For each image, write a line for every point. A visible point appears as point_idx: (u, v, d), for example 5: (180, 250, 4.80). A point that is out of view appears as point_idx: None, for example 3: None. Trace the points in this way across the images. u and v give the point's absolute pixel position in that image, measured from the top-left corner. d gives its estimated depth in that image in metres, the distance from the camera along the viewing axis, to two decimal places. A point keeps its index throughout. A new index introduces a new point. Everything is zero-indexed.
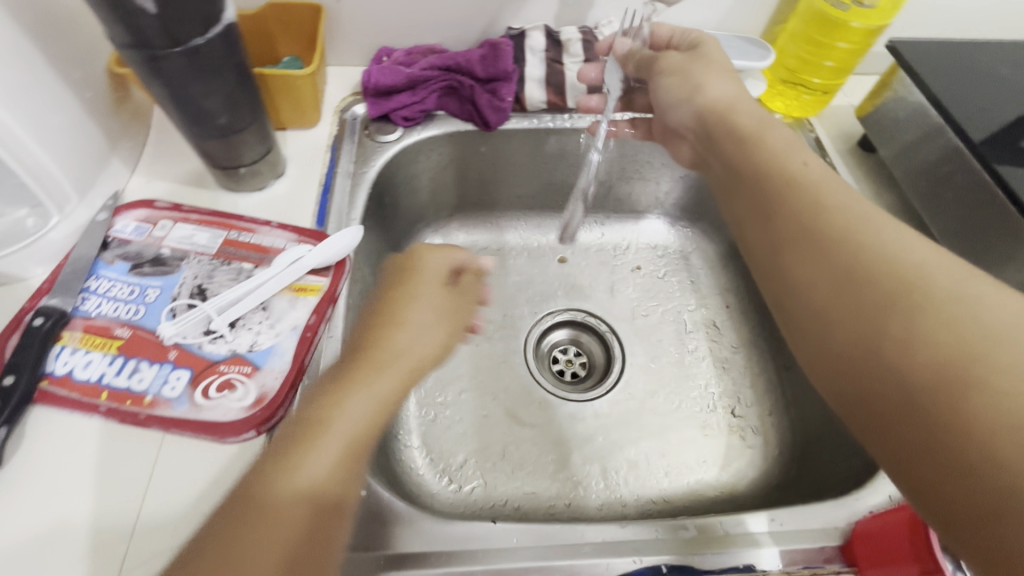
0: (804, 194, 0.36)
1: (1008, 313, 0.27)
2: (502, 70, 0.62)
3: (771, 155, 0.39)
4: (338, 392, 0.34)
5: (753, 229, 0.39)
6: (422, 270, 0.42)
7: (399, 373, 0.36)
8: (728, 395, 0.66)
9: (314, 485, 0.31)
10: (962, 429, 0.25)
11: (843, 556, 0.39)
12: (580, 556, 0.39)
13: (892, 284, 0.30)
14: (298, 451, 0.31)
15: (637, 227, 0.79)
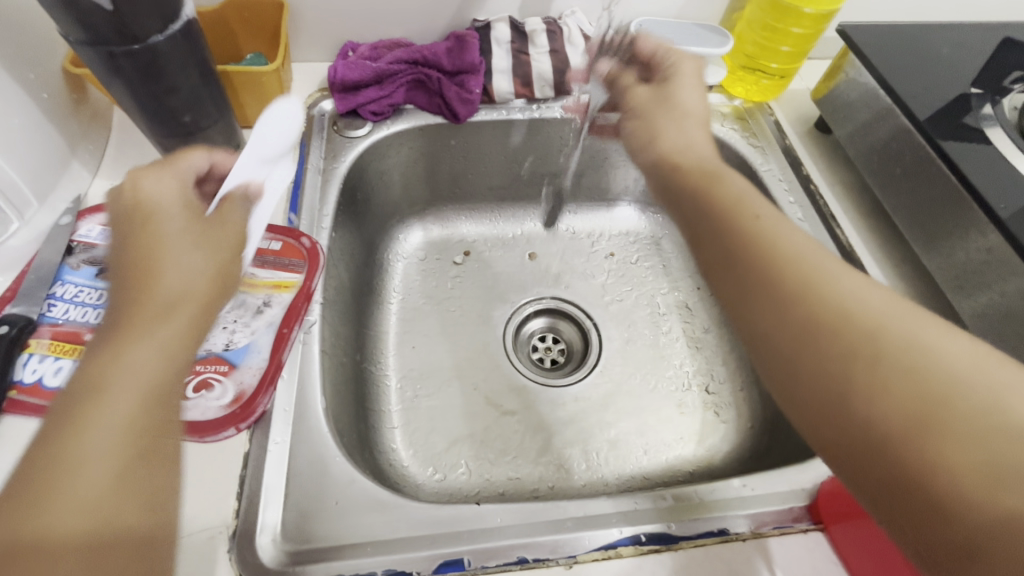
0: (766, 243, 0.34)
1: (959, 364, 0.28)
2: (470, 62, 0.62)
3: (726, 202, 0.37)
4: (94, 393, 0.28)
5: (711, 273, 0.37)
6: (156, 203, 0.36)
7: (160, 358, 0.30)
8: (700, 373, 0.68)
9: (103, 477, 0.26)
10: (935, 479, 0.26)
11: (811, 516, 0.41)
12: (562, 531, 0.40)
13: (855, 332, 0.30)
14: (32, 483, 0.25)
15: (609, 215, 0.81)
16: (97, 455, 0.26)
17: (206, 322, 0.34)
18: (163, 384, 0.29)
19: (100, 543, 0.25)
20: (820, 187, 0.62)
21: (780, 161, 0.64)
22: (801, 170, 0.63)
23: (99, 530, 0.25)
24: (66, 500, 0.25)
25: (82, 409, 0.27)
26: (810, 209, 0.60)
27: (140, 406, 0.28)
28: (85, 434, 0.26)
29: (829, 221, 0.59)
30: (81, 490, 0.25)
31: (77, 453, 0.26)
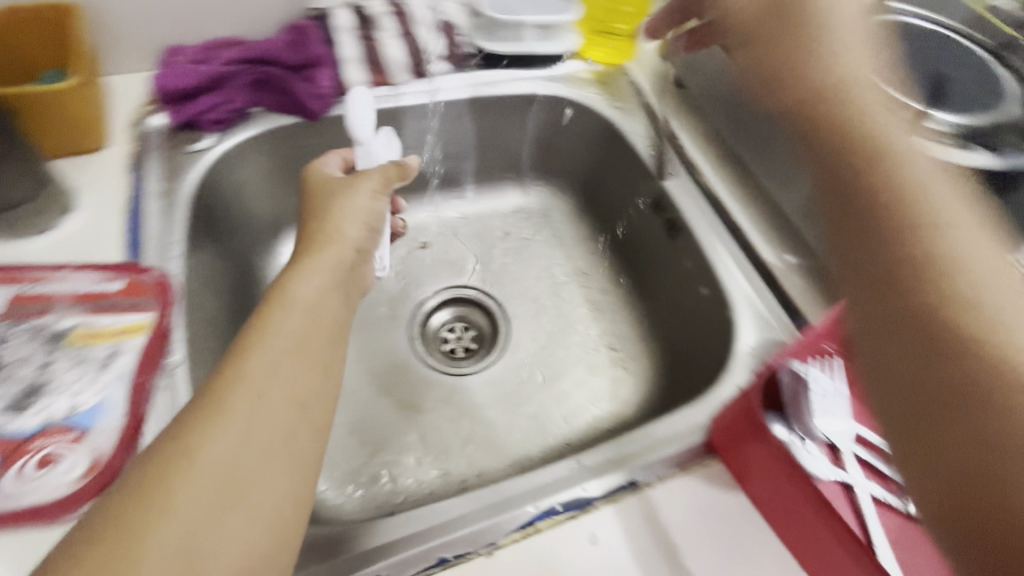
0: (913, 193, 0.30)
1: None
2: (314, 54, 0.58)
3: (853, 127, 0.33)
4: (249, 348, 0.36)
5: (836, 227, 0.32)
6: (336, 239, 0.45)
7: (304, 318, 0.39)
8: (606, 333, 0.71)
9: (201, 508, 0.30)
10: (999, 490, 0.24)
11: (709, 448, 0.44)
12: (478, 522, 0.39)
13: (960, 312, 0.27)
14: (204, 416, 0.32)
15: (497, 194, 0.79)
16: (264, 390, 0.34)
17: (331, 377, 0.38)
18: (302, 337, 0.38)
19: (264, 458, 0.32)
20: (682, 138, 0.65)
21: (640, 120, 0.67)
22: (660, 124, 0.66)
23: (266, 447, 0.33)
24: (227, 433, 0.32)
25: (186, 439, 0.31)
26: (676, 160, 0.64)
27: (288, 354, 0.36)
28: (251, 376, 0.34)
29: (692, 168, 0.63)
30: (250, 412, 0.33)
31: (229, 396, 0.33)
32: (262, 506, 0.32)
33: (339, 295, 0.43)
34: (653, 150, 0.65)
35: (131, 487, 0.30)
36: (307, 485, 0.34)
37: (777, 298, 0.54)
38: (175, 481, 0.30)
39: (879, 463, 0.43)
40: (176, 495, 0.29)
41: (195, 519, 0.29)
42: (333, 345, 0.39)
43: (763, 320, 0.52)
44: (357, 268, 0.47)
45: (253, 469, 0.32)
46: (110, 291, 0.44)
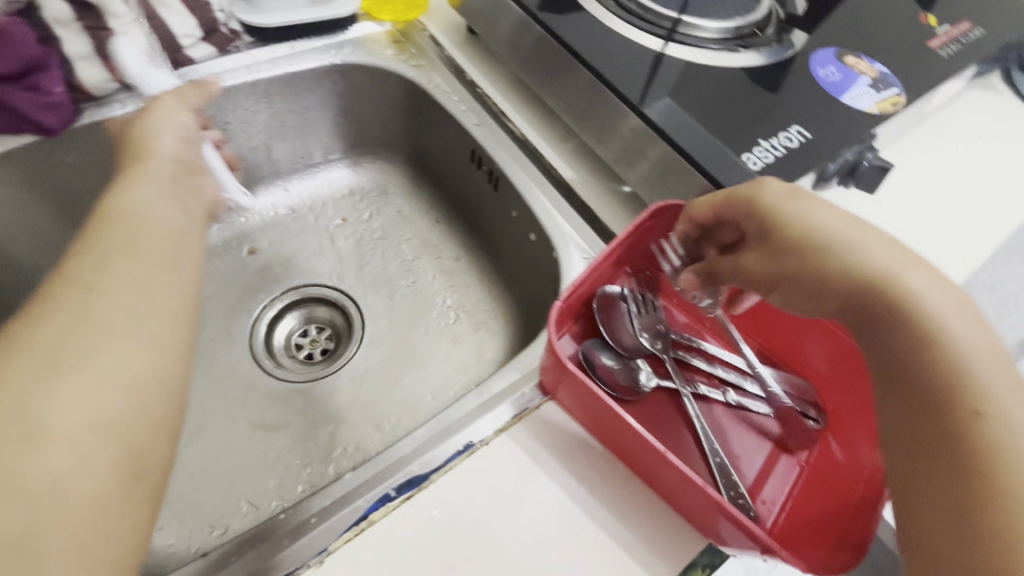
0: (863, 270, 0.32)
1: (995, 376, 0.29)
2: (29, 57, 0.48)
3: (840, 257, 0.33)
4: (86, 244, 0.33)
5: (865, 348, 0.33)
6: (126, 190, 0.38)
7: (137, 217, 0.36)
8: (463, 300, 0.69)
9: (43, 394, 0.27)
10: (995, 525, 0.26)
11: (540, 389, 0.44)
12: (308, 531, 0.37)
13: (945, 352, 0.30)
14: (35, 307, 0.30)
15: (323, 179, 0.74)
16: (102, 275, 0.32)
17: (184, 266, 0.35)
18: (140, 230, 0.35)
19: (105, 331, 0.29)
20: (485, 88, 0.63)
21: (445, 74, 0.64)
22: (463, 76, 0.64)
23: (108, 322, 0.30)
24: (59, 315, 0.29)
25: (13, 340, 0.28)
26: (483, 111, 0.62)
27: (126, 246, 0.34)
28: (82, 269, 0.32)
29: (501, 117, 0.62)
30: (81, 297, 0.30)
31: (58, 288, 0.31)
32: (114, 369, 0.29)
33: (175, 205, 0.39)
34: (462, 104, 0.63)
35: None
36: (173, 352, 0.31)
37: (596, 228, 0.55)
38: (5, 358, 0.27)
39: (700, 363, 0.47)
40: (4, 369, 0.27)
41: (31, 386, 0.27)
42: (184, 239, 0.37)
43: (585, 253, 0.53)
44: (187, 180, 0.42)
45: (92, 339, 0.29)
46: None
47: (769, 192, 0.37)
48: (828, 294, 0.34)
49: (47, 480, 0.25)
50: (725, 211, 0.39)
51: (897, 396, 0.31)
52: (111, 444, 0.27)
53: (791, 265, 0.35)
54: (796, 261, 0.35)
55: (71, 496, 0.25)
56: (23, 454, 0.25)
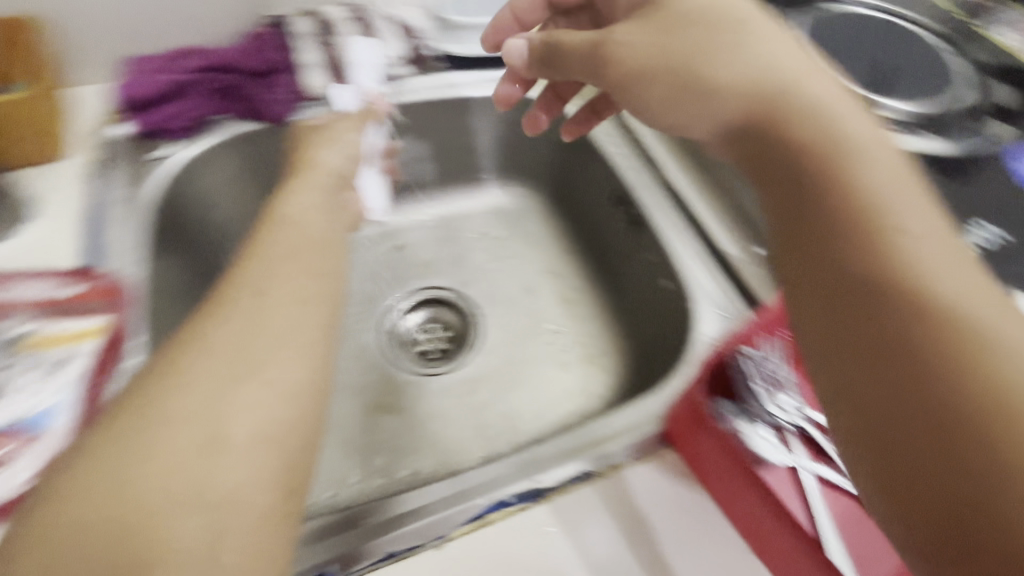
0: (869, 204, 0.28)
1: (942, 279, 0.26)
2: (274, 62, 0.58)
3: (823, 166, 0.29)
4: (257, 247, 0.39)
5: (775, 207, 0.31)
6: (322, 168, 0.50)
7: (291, 231, 0.41)
8: (577, 329, 0.71)
9: (215, 399, 0.29)
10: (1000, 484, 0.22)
11: (664, 438, 0.44)
12: (429, 515, 0.40)
13: (951, 334, 0.24)
14: (212, 310, 0.34)
15: (471, 196, 0.80)
16: (271, 277, 0.36)
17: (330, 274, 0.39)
18: (297, 244, 0.40)
19: (273, 339, 0.33)
20: (643, 134, 0.66)
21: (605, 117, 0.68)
22: (623, 121, 0.67)
23: (276, 332, 0.33)
24: (232, 325, 0.33)
25: (191, 345, 0.32)
26: (638, 156, 0.65)
27: (295, 257, 0.39)
28: (251, 278, 0.36)
29: (653, 163, 0.64)
30: (254, 303, 0.34)
31: (232, 293, 0.35)
32: (281, 376, 0.32)
33: (320, 215, 0.45)
34: (620, 148, 0.66)
35: (146, 386, 0.30)
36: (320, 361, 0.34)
37: (734, 286, 0.55)
38: (191, 362, 0.31)
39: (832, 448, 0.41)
40: (191, 375, 0.30)
41: (216, 393, 0.30)
42: (329, 252, 0.41)
43: (722, 311, 0.53)
44: (340, 194, 0.50)
45: (262, 348, 0.32)
46: (64, 296, 0.44)
47: (704, 71, 0.34)
48: (776, 152, 0.31)
49: (225, 485, 0.28)
50: (643, 67, 0.37)
51: (843, 322, 0.27)
52: (275, 452, 0.29)
53: (725, 107, 0.33)
54: (778, 175, 0.31)
55: (242, 506, 0.28)
56: (209, 455, 0.28)
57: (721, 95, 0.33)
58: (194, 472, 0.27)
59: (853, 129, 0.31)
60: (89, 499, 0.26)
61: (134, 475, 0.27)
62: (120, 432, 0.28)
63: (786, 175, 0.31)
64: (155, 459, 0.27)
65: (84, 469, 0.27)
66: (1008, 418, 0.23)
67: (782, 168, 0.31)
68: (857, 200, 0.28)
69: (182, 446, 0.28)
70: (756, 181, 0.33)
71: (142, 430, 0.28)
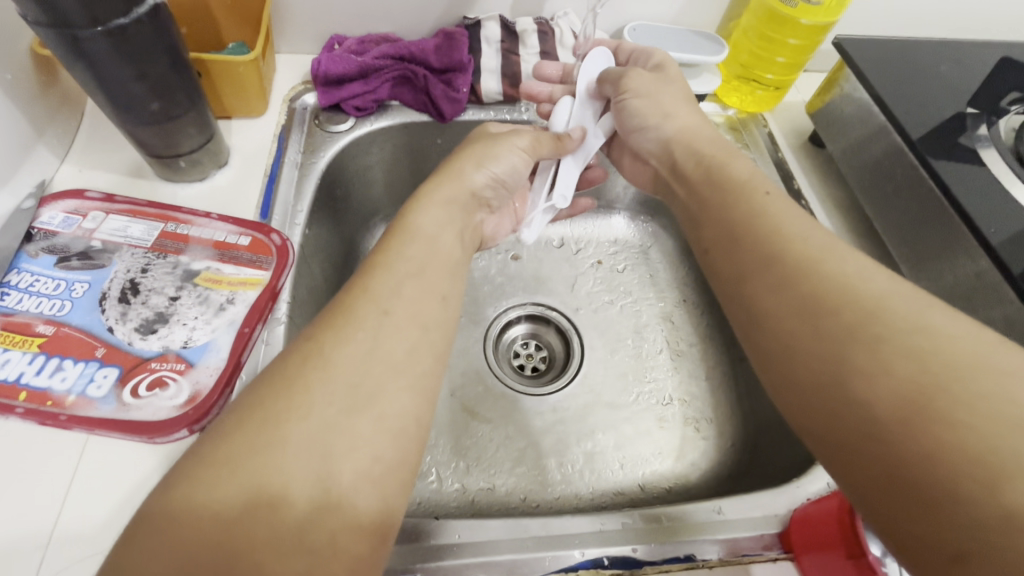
0: (823, 258, 0.34)
1: (908, 311, 0.30)
2: (457, 61, 0.59)
3: (757, 227, 0.37)
4: (412, 245, 0.37)
5: (721, 258, 0.39)
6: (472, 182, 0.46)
7: (426, 243, 0.38)
8: (682, 387, 0.67)
9: (330, 432, 0.28)
10: (933, 458, 0.25)
11: (782, 543, 0.40)
12: (518, 548, 0.39)
13: (903, 343, 0.29)
14: (337, 324, 0.32)
15: (601, 223, 0.79)
16: (406, 290, 0.34)
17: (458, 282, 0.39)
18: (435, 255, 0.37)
19: (390, 368, 0.31)
20: (811, 203, 0.61)
21: (771, 172, 0.63)
22: (791, 184, 0.62)
23: (397, 359, 0.31)
24: (353, 348, 0.31)
25: (312, 362, 0.30)
26: None
27: (445, 264, 0.38)
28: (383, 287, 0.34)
29: None
30: (378, 322, 0.32)
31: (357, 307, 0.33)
32: (403, 424, 0.30)
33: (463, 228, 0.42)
34: None
35: (263, 395, 0.29)
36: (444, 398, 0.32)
37: None
38: (307, 385, 0.29)
39: None
40: (306, 404, 0.28)
41: (325, 424, 0.28)
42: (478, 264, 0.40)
43: None
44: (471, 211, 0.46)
45: (379, 378, 0.30)
46: (238, 244, 0.48)
47: (742, 199, 0.40)
48: (733, 211, 0.39)
49: (331, 530, 0.26)
50: (689, 133, 0.47)
51: (804, 328, 0.32)
52: (379, 502, 0.28)
53: (733, 232, 0.38)
54: (762, 226, 0.37)
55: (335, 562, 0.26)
56: (319, 495, 0.26)
57: (756, 209, 0.38)
58: (294, 514, 0.26)
59: (812, 242, 0.35)
60: (206, 494, 0.25)
61: (239, 507, 0.25)
62: (234, 443, 0.27)
63: (751, 233, 0.37)
64: (262, 485, 0.26)
65: (188, 489, 0.26)
66: (1004, 471, 0.24)
67: (779, 278, 0.34)
68: (856, 301, 0.31)
69: (287, 485, 0.26)
70: (746, 294, 0.36)
71: (256, 448, 0.27)
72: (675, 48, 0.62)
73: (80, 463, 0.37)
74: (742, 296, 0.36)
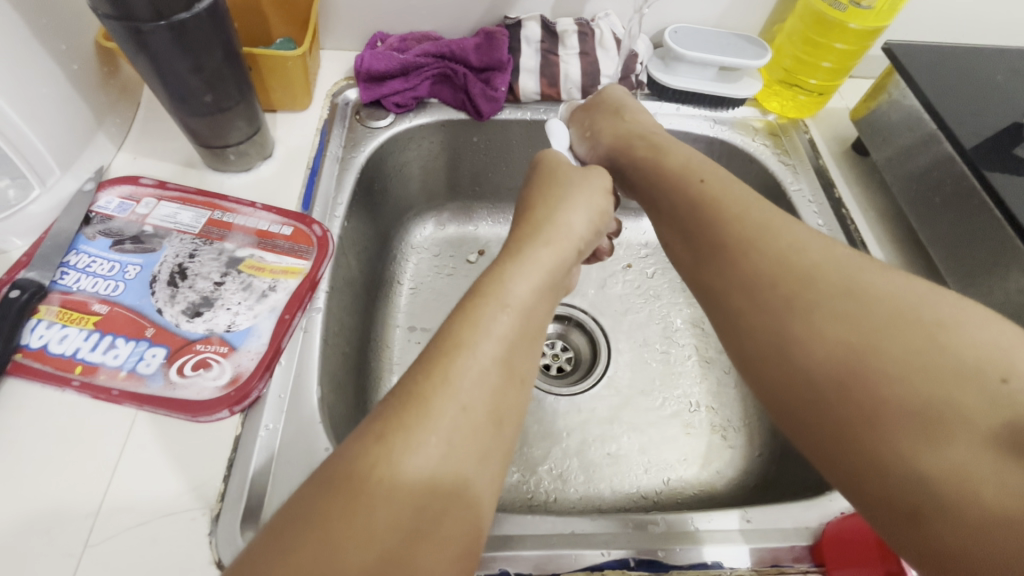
0: (764, 238, 0.35)
1: (842, 276, 0.32)
2: (497, 59, 0.60)
3: (704, 215, 0.38)
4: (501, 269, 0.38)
5: (677, 246, 0.40)
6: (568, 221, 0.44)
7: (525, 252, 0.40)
8: (710, 394, 0.66)
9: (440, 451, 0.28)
10: (875, 416, 0.27)
11: (813, 557, 0.40)
12: (548, 547, 0.39)
13: (840, 310, 0.30)
14: (410, 418, 0.28)
15: (632, 226, 0.78)
16: None
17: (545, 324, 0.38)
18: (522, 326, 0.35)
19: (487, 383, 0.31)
20: (853, 212, 0.59)
21: (812, 181, 0.62)
22: (833, 192, 0.60)
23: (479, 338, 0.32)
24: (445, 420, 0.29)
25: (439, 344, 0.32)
26: (840, 232, 0.58)
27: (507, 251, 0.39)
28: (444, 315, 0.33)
29: (860, 248, 0.57)
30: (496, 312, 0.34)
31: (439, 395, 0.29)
32: None
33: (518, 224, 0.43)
34: (823, 221, 0.58)
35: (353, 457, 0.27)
36: None
37: None
38: (398, 456, 0.27)
39: None
40: (398, 476, 0.26)
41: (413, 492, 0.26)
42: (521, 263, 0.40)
43: None
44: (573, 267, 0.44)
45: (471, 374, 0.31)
46: (280, 234, 0.50)
47: (682, 190, 0.40)
48: (681, 200, 0.40)
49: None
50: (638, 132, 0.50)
51: (750, 309, 0.33)
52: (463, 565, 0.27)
53: (686, 221, 0.39)
54: (707, 211, 0.38)
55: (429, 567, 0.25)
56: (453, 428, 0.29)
57: (699, 197, 0.39)
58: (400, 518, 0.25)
59: (751, 218, 0.36)
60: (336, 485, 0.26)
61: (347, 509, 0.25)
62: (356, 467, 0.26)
63: (697, 222, 0.38)
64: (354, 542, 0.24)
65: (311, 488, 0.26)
66: (940, 421, 0.26)
67: (725, 258, 0.35)
68: (795, 271, 0.33)
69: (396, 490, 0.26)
70: (701, 279, 0.37)
71: (353, 515, 0.25)
72: (716, 51, 0.62)
73: (127, 438, 0.39)
74: (700, 281, 0.37)
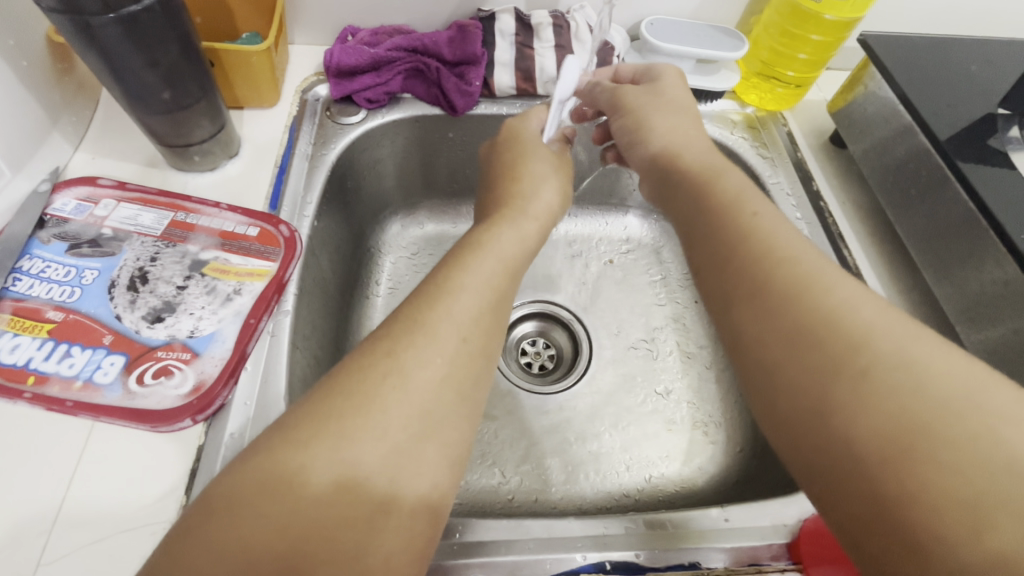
0: (811, 290, 0.31)
1: (896, 345, 0.28)
2: (471, 53, 0.59)
3: (745, 250, 0.34)
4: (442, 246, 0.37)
5: (706, 278, 0.36)
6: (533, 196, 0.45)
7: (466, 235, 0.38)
8: (691, 390, 0.66)
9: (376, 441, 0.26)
10: (915, 501, 0.24)
11: (790, 554, 0.39)
12: (519, 550, 0.39)
13: (889, 380, 0.27)
14: (337, 404, 0.27)
15: (612, 221, 0.78)
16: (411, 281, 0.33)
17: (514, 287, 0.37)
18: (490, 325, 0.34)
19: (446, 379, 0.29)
20: (831, 205, 0.59)
21: (790, 173, 0.61)
22: (810, 185, 0.60)
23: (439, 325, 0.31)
24: (363, 446, 0.26)
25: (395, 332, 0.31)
26: (818, 224, 0.57)
27: (478, 250, 0.38)
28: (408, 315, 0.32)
29: (838, 241, 0.56)
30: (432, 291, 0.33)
31: (387, 398, 0.28)
32: None
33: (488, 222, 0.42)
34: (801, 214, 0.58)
35: (270, 455, 0.26)
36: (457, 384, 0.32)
37: None
38: (325, 438, 0.26)
39: None
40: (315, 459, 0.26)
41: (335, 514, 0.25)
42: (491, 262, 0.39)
43: None
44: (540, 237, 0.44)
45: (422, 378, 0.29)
46: (246, 235, 0.48)
47: (725, 219, 0.36)
48: (717, 232, 0.36)
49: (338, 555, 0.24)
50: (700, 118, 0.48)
51: (784, 363, 0.30)
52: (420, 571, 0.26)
53: (721, 252, 0.35)
54: (749, 246, 0.34)
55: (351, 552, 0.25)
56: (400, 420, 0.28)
57: (744, 230, 0.35)
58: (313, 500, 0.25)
59: (800, 262, 0.32)
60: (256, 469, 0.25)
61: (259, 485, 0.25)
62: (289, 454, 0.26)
63: (731, 259, 0.34)
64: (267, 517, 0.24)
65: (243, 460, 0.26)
66: (993, 514, 0.23)
67: (758, 303, 0.32)
68: (842, 331, 0.29)
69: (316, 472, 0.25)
70: (731, 320, 0.33)
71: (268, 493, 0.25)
72: (692, 43, 0.61)
73: (84, 451, 0.37)
74: (732, 325, 0.33)
